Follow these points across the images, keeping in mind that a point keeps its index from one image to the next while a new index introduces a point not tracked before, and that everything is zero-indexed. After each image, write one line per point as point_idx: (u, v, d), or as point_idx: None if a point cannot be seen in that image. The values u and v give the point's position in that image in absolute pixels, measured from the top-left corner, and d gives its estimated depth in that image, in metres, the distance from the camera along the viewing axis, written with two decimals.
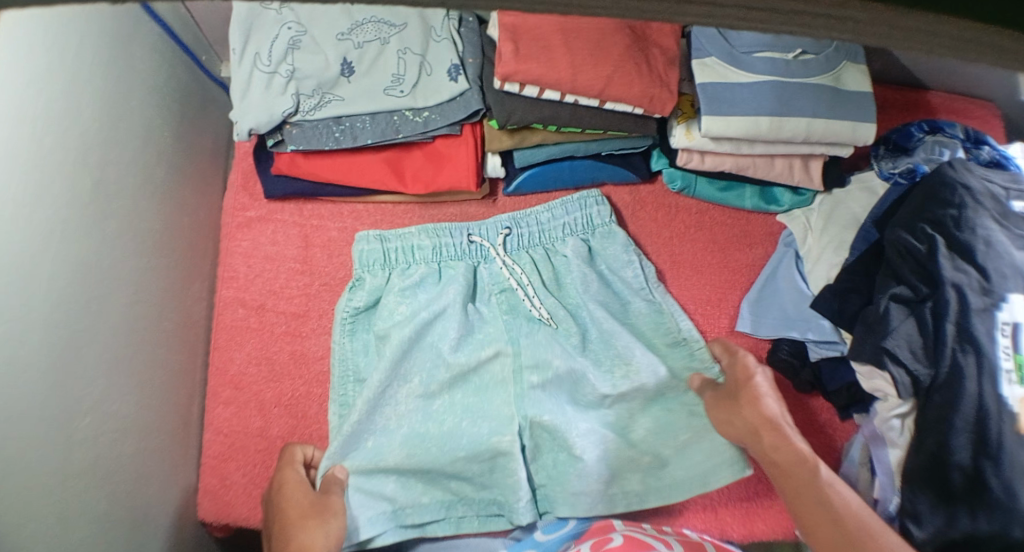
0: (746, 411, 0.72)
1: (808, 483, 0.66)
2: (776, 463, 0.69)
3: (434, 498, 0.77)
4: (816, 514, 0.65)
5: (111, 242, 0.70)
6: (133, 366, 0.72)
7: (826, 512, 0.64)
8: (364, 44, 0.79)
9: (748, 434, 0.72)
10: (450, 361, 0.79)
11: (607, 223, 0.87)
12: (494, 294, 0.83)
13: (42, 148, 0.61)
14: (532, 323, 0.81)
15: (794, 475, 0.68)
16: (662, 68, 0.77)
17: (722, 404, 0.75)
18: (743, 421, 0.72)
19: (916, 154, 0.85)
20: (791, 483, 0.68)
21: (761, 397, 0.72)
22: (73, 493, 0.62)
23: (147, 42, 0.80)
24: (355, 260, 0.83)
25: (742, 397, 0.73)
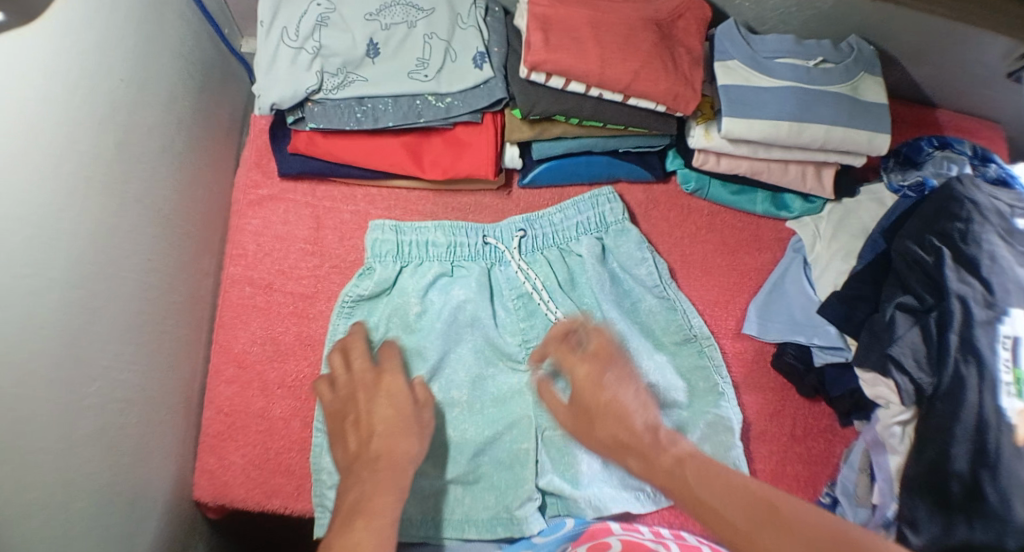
0: (609, 421, 0.66)
1: (698, 472, 0.60)
2: (653, 469, 0.62)
3: (440, 511, 0.75)
4: (715, 503, 0.58)
5: (129, 206, 0.69)
6: (142, 334, 0.71)
7: (724, 483, 0.59)
8: (392, 26, 0.79)
9: (616, 441, 0.65)
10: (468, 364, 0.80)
11: (619, 222, 0.87)
12: (510, 295, 0.83)
13: (72, 100, 0.61)
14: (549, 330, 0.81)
15: (683, 471, 0.61)
16: (688, 67, 0.78)
17: (582, 414, 0.68)
18: (599, 424, 0.67)
19: (926, 168, 0.87)
20: (666, 484, 0.61)
21: (632, 408, 0.66)
22: (76, 458, 0.61)
23: (174, 9, 0.80)
24: (368, 248, 0.83)
25: (595, 400, 0.67)
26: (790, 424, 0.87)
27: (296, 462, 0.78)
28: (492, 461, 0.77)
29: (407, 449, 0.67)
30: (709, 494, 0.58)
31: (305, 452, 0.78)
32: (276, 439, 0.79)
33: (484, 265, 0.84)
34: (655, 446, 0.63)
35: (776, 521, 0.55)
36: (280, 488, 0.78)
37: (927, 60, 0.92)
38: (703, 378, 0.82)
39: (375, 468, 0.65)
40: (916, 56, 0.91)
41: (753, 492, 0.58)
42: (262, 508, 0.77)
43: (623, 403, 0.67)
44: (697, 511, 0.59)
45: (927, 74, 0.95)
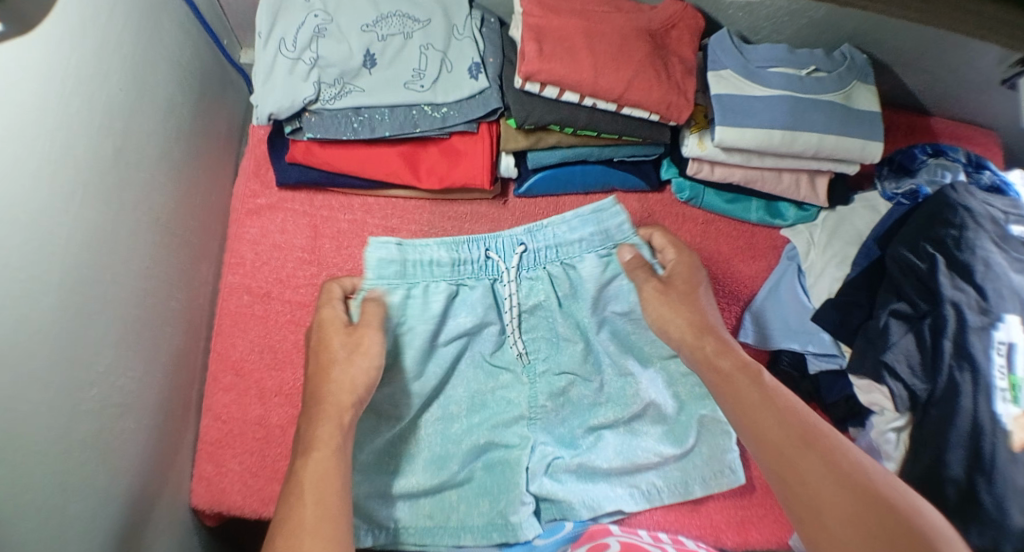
0: (687, 308, 0.72)
1: (758, 385, 0.65)
2: (717, 363, 0.68)
3: (438, 521, 0.76)
4: (771, 423, 0.62)
5: (126, 213, 0.70)
6: (140, 341, 0.72)
7: (783, 405, 0.63)
8: (388, 37, 0.80)
9: (694, 330, 0.71)
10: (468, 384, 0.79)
11: (627, 239, 0.76)
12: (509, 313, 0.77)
13: (71, 109, 0.62)
14: (552, 346, 0.79)
15: (735, 387, 0.66)
16: (680, 76, 0.79)
17: (673, 292, 0.72)
18: (692, 312, 0.71)
19: (919, 175, 0.87)
20: (722, 385, 0.67)
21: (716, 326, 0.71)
22: (73, 463, 0.62)
23: (174, 19, 0.81)
24: (369, 268, 0.73)
25: (685, 294, 0.72)
26: None
27: None
28: (485, 464, 0.78)
29: (343, 386, 0.66)
30: (761, 414, 0.62)
31: None
32: (273, 446, 0.79)
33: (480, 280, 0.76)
34: (719, 351, 0.69)
35: (824, 449, 0.59)
36: (277, 496, 0.78)
37: (920, 68, 0.92)
38: (687, 384, 0.79)
39: (343, 410, 0.65)
40: (909, 64, 0.92)
41: (803, 420, 0.62)
42: (258, 516, 0.78)
43: (700, 292, 0.73)
44: (746, 427, 0.63)
45: (921, 82, 0.95)
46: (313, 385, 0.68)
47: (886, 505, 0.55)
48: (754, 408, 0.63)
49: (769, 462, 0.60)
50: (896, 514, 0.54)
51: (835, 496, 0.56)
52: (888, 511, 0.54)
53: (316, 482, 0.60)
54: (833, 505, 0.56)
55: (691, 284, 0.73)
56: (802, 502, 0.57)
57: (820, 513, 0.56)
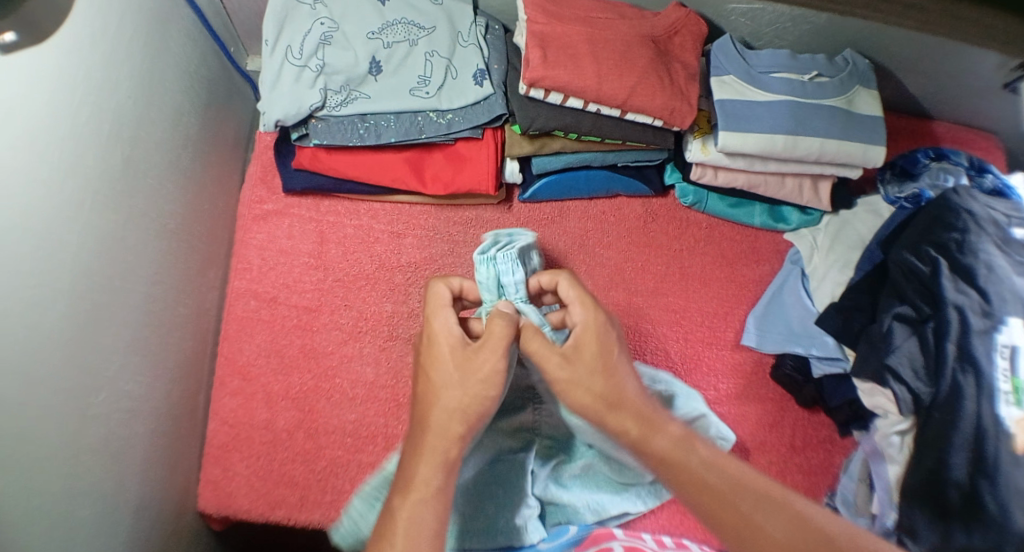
0: (597, 382, 0.64)
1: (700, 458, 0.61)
2: (649, 444, 0.62)
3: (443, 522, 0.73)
4: (711, 491, 0.59)
5: (135, 220, 0.71)
6: (149, 347, 0.73)
7: (722, 471, 0.60)
8: (393, 44, 0.81)
9: (604, 402, 0.64)
10: None
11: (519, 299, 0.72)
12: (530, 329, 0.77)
13: (80, 117, 0.63)
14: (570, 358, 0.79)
15: (684, 477, 0.60)
16: (683, 82, 0.79)
17: (569, 369, 0.65)
18: (613, 393, 0.64)
19: (921, 179, 0.88)
20: (665, 467, 0.62)
21: (632, 395, 0.64)
22: (81, 468, 0.62)
23: (182, 27, 0.82)
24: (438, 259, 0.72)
25: (591, 372, 0.64)
26: (788, 435, 0.87)
27: (300, 472, 0.79)
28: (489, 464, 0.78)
29: (459, 420, 0.62)
30: (709, 493, 0.59)
31: (309, 463, 0.79)
32: (279, 450, 0.80)
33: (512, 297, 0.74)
34: (648, 429, 0.63)
35: (767, 505, 0.58)
36: (284, 499, 0.78)
37: (921, 73, 0.93)
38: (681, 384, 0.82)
39: (449, 445, 0.61)
40: (911, 69, 0.92)
41: (750, 494, 0.59)
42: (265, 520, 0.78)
43: (615, 359, 0.65)
44: (694, 505, 0.60)
45: (922, 86, 0.96)
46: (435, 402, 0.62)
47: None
48: (695, 484, 0.60)
49: (729, 540, 0.57)
50: None
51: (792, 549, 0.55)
52: None
53: (407, 531, 0.56)
54: None
55: (604, 355, 0.65)
56: None
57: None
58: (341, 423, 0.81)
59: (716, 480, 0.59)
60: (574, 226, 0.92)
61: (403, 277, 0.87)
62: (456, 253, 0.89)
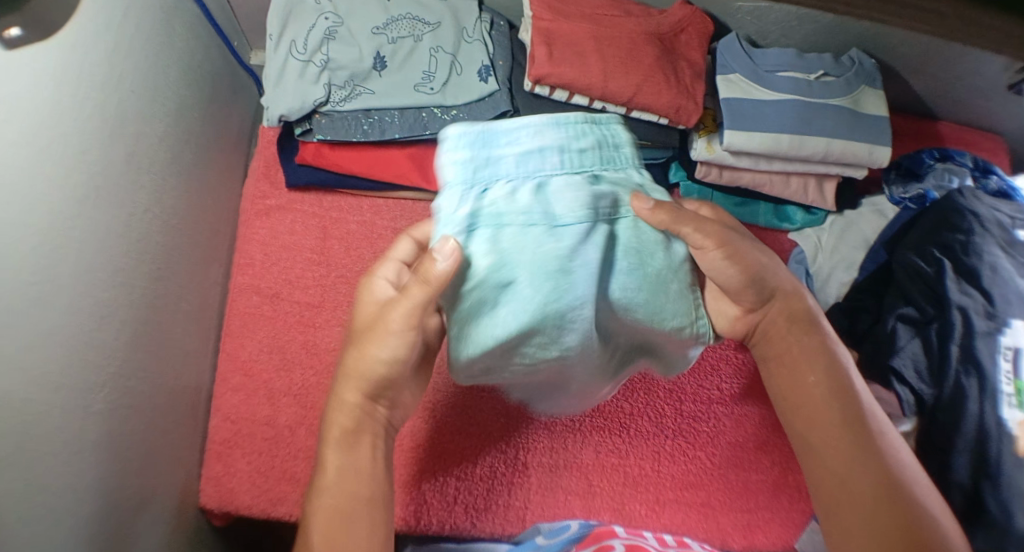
0: (750, 264, 0.63)
1: (813, 365, 0.63)
2: (773, 338, 0.66)
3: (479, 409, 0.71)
4: (815, 401, 0.62)
5: (138, 216, 0.70)
6: (151, 342, 0.72)
7: (834, 386, 0.62)
8: (398, 40, 0.80)
9: (742, 289, 0.63)
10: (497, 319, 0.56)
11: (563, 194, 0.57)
12: (506, 245, 0.55)
13: (84, 109, 0.62)
14: (528, 335, 0.57)
15: (796, 367, 0.64)
16: (690, 80, 0.79)
17: (722, 243, 0.61)
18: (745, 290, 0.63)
19: (927, 180, 0.88)
20: (778, 359, 0.65)
21: (782, 293, 0.65)
22: (84, 463, 0.62)
23: (186, 21, 0.81)
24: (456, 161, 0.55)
25: (735, 255, 0.61)
26: None
27: (302, 469, 0.78)
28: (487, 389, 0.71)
29: (357, 393, 0.61)
30: (811, 395, 0.62)
31: (310, 460, 0.78)
32: (281, 446, 0.79)
33: (491, 182, 0.56)
34: (784, 328, 0.65)
35: (863, 433, 0.60)
36: (285, 496, 0.77)
37: (927, 74, 0.92)
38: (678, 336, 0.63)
39: (346, 417, 0.61)
40: (917, 69, 0.92)
41: (859, 409, 0.62)
42: (267, 516, 0.78)
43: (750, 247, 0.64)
44: (788, 400, 0.64)
45: (928, 85, 0.95)
46: (345, 357, 0.61)
47: (892, 496, 0.57)
48: (812, 384, 0.63)
49: (796, 442, 0.63)
50: (894, 504, 0.57)
51: (848, 473, 0.59)
52: (890, 501, 0.57)
53: (330, 508, 0.59)
54: (839, 480, 0.59)
55: (741, 239, 0.63)
56: (824, 478, 0.60)
57: (849, 495, 0.58)
58: None
59: (825, 392, 0.62)
60: None
61: None
62: None
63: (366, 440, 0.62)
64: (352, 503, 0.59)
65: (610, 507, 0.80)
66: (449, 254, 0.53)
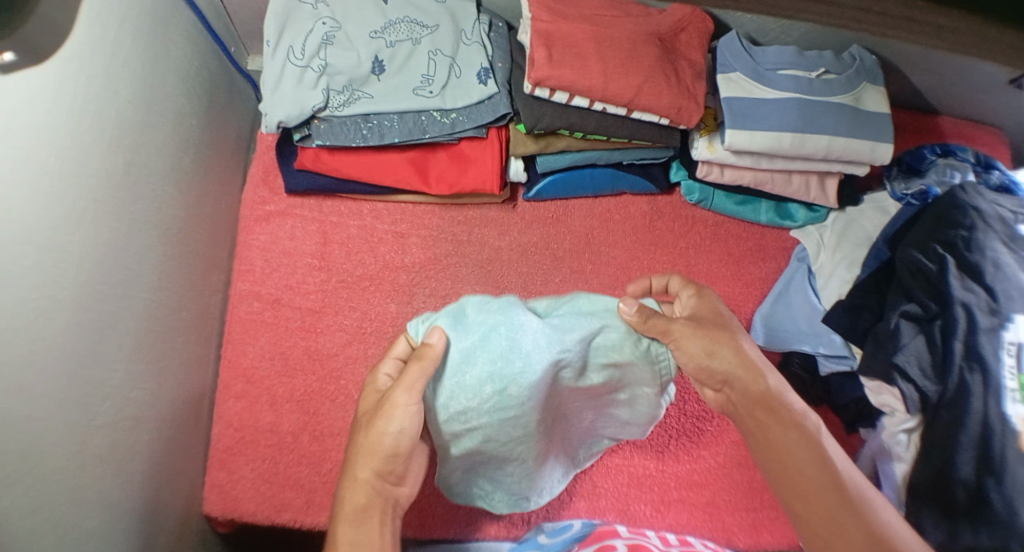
0: (721, 344, 0.64)
1: (787, 437, 0.60)
2: (754, 410, 0.62)
3: (485, 487, 0.73)
4: (797, 469, 0.59)
5: (138, 227, 0.70)
6: (152, 353, 0.72)
7: (815, 455, 0.59)
8: (396, 43, 0.79)
9: (703, 367, 0.64)
10: (491, 396, 0.64)
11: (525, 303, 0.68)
12: (476, 334, 0.64)
13: (80, 124, 0.61)
14: (502, 401, 0.64)
15: (770, 441, 0.61)
16: (690, 80, 0.79)
17: (694, 320, 0.65)
18: (709, 370, 0.64)
19: (928, 176, 0.86)
20: (748, 427, 0.63)
21: (752, 369, 0.63)
22: (88, 478, 0.62)
23: (182, 28, 0.80)
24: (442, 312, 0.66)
25: (705, 333, 0.64)
26: None
27: (305, 476, 0.78)
28: (487, 478, 0.73)
29: (365, 477, 0.61)
30: (794, 464, 0.59)
31: (314, 467, 0.78)
32: (285, 453, 0.79)
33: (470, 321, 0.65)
34: (760, 402, 0.62)
35: (857, 507, 0.57)
36: (290, 502, 0.77)
37: (928, 69, 0.92)
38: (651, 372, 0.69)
39: (359, 492, 0.60)
40: (918, 65, 0.92)
41: (848, 482, 0.58)
42: (271, 523, 0.78)
43: (729, 325, 0.65)
44: (768, 472, 0.61)
45: (929, 81, 0.95)
46: (352, 447, 0.62)
47: None
48: (776, 458, 0.60)
49: (811, 531, 0.58)
50: None
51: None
52: None
53: None
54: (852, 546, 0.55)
55: (718, 317, 0.66)
56: None
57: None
58: (346, 425, 0.80)
59: (807, 460, 0.59)
60: (579, 224, 0.91)
61: (407, 277, 0.87)
62: (460, 253, 0.88)
63: (375, 516, 0.60)
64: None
65: (614, 507, 0.80)
66: (438, 336, 0.64)
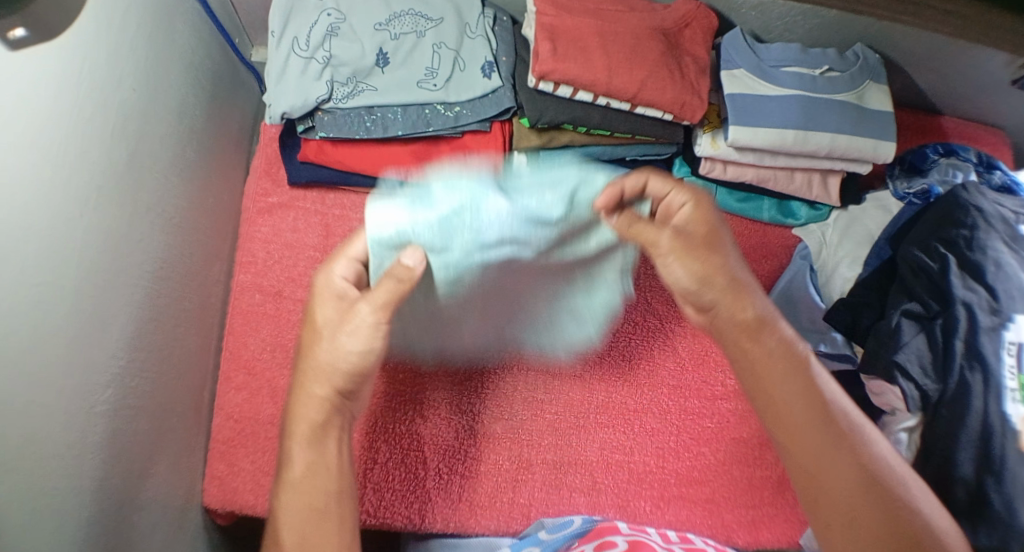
0: (711, 255, 0.63)
1: (783, 374, 0.63)
2: (748, 349, 0.64)
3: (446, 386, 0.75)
4: (791, 405, 0.62)
5: (141, 217, 0.70)
6: (153, 343, 0.72)
7: (807, 391, 0.62)
8: (401, 36, 0.80)
9: (698, 279, 0.63)
10: (461, 233, 0.57)
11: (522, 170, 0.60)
12: (437, 216, 0.56)
13: (83, 111, 0.61)
14: (447, 231, 0.57)
15: (760, 375, 0.63)
16: (695, 76, 0.79)
17: (687, 228, 0.63)
18: (692, 282, 0.64)
19: (930, 175, 0.88)
20: (740, 369, 0.65)
21: (757, 312, 0.64)
22: (87, 465, 0.62)
23: (186, 18, 0.80)
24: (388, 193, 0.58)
25: (695, 248, 0.63)
26: None
27: None
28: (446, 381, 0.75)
29: (324, 393, 0.62)
30: (791, 402, 0.62)
31: None
32: None
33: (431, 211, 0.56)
34: (750, 332, 0.64)
35: (851, 443, 0.61)
36: None
37: (932, 69, 0.92)
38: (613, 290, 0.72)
39: (315, 409, 0.62)
40: (921, 65, 0.92)
41: (843, 417, 0.62)
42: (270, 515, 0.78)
43: (719, 240, 0.64)
44: (762, 413, 0.64)
45: (932, 81, 0.95)
46: (307, 358, 0.63)
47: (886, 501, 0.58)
48: (767, 396, 0.63)
49: (794, 465, 0.62)
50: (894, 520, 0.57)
51: (849, 491, 0.59)
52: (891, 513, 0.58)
53: (306, 482, 0.61)
54: (839, 481, 0.59)
55: (713, 233, 0.64)
56: (819, 496, 0.60)
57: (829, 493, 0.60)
58: None
59: (806, 396, 0.62)
60: None
61: None
62: None
63: (334, 435, 0.63)
64: (330, 491, 0.61)
65: (614, 504, 0.80)
66: (420, 260, 0.57)
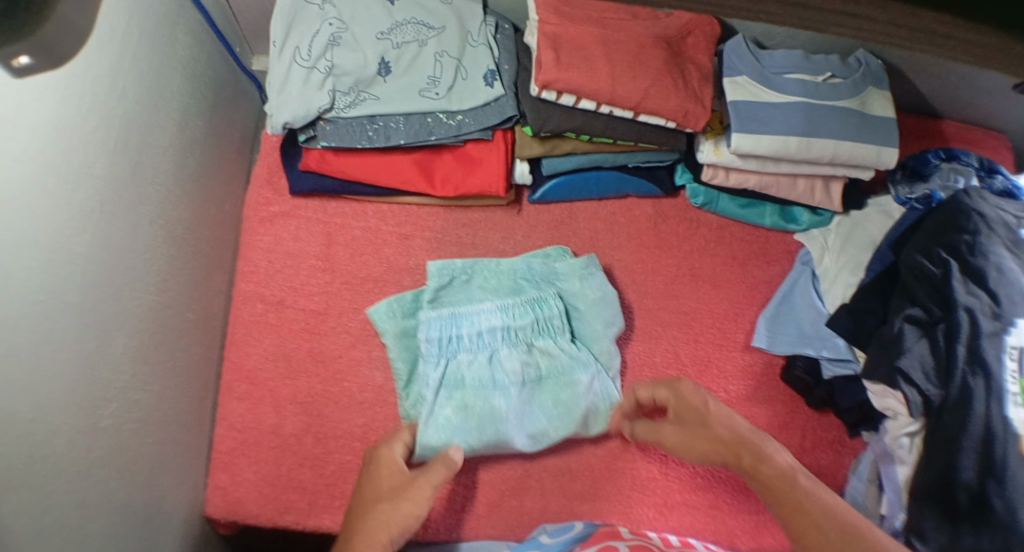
0: (688, 397, 0.75)
1: (789, 488, 0.65)
2: (754, 464, 0.68)
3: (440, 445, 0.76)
4: (803, 513, 0.63)
5: (144, 228, 0.70)
6: (157, 354, 0.72)
7: (810, 499, 0.63)
8: (402, 45, 0.79)
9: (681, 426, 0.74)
10: (448, 337, 0.80)
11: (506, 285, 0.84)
12: (433, 285, 0.81)
13: (87, 126, 0.61)
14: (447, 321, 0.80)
15: (774, 489, 0.66)
16: (697, 84, 0.78)
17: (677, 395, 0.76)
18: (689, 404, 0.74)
19: (933, 180, 0.87)
20: (762, 490, 0.67)
21: (767, 448, 0.68)
22: (92, 480, 0.61)
23: (188, 28, 0.80)
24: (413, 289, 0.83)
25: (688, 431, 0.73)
26: (799, 437, 0.86)
27: (309, 478, 0.78)
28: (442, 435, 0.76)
29: (391, 505, 0.68)
30: (796, 508, 0.63)
31: (317, 469, 0.78)
32: (288, 455, 0.79)
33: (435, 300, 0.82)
34: (757, 458, 0.68)
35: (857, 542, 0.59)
36: (294, 505, 0.77)
37: (935, 74, 0.92)
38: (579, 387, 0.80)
39: (378, 533, 0.67)
40: (924, 70, 0.92)
41: (843, 521, 0.61)
42: (274, 525, 0.77)
43: (710, 405, 0.74)
44: (779, 519, 0.65)
45: (934, 86, 0.95)
46: (363, 513, 0.69)
47: None
48: (785, 501, 0.65)
49: None
50: None
51: None
52: None
53: None
54: None
55: (703, 407, 0.74)
56: None
57: None
58: (350, 427, 0.80)
59: (807, 505, 0.63)
60: (583, 228, 0.91)
61: (411, 279, 0.87)
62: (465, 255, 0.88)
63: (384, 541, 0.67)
64: None
65: (618, 511, 0.80)
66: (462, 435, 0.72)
